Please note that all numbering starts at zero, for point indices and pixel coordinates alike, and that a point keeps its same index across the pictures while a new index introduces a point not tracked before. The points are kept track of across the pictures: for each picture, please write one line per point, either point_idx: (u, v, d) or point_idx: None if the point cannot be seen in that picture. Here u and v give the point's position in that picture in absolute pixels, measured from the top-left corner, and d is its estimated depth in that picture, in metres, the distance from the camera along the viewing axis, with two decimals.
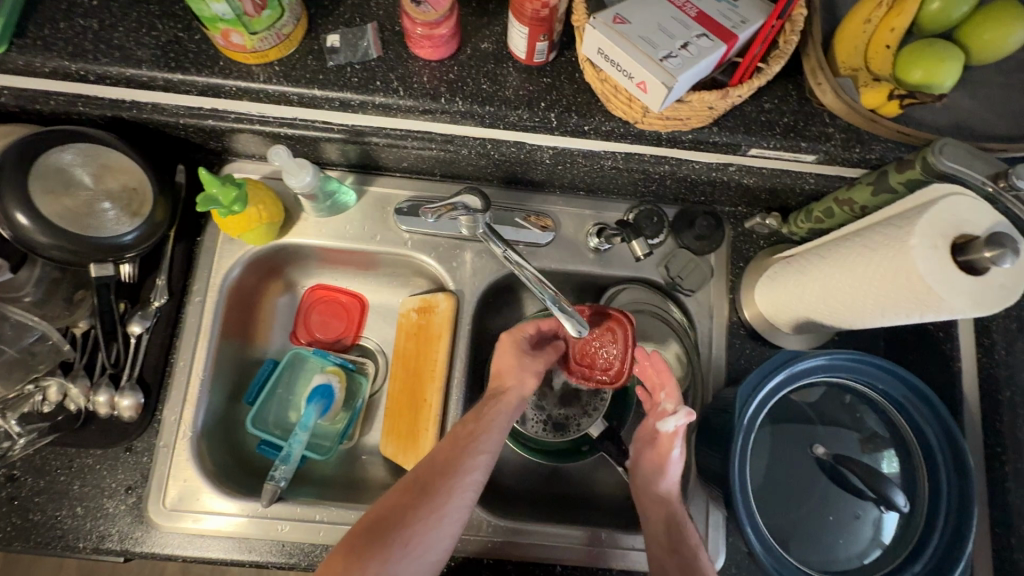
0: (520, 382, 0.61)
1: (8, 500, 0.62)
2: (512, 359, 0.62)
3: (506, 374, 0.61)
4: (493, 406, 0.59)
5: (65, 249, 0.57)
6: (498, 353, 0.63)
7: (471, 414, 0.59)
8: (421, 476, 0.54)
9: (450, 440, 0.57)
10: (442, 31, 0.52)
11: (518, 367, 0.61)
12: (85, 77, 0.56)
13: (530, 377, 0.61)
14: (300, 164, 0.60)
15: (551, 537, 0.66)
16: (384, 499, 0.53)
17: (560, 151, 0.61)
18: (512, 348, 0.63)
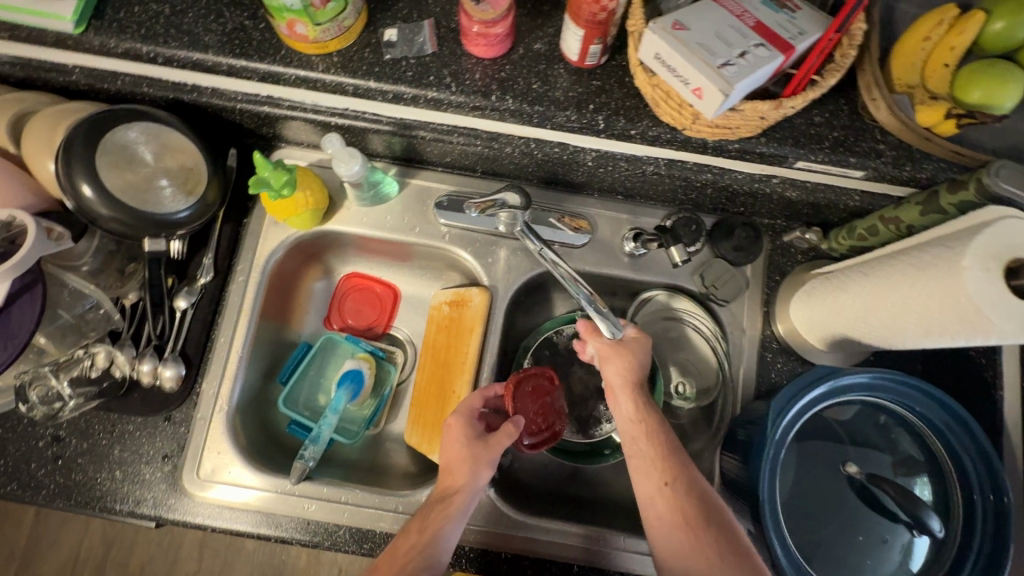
0: (470, 476, 0.57)
1: (53, 458, 0.65)
2: (460, 452, 0.58)
3: (456, 470, 0.58)
4: (438, 516, 0.56)
5: (123, 223, 0.59)
6: (445, 447, 0.60)
7: (416, 523, 0.57)
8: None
9: (392, 559, 0.54)
10: (498, 30, 0.53)
11: (469, 463, 0.58)
12: (154, 59, 0.59)
13: (483, 470, 0.58)
14: (351, 153, 0.62)
15: (570, 537, 0.66)
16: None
17: (603, 154, 0.62)
18: (461, 436, 0.59)
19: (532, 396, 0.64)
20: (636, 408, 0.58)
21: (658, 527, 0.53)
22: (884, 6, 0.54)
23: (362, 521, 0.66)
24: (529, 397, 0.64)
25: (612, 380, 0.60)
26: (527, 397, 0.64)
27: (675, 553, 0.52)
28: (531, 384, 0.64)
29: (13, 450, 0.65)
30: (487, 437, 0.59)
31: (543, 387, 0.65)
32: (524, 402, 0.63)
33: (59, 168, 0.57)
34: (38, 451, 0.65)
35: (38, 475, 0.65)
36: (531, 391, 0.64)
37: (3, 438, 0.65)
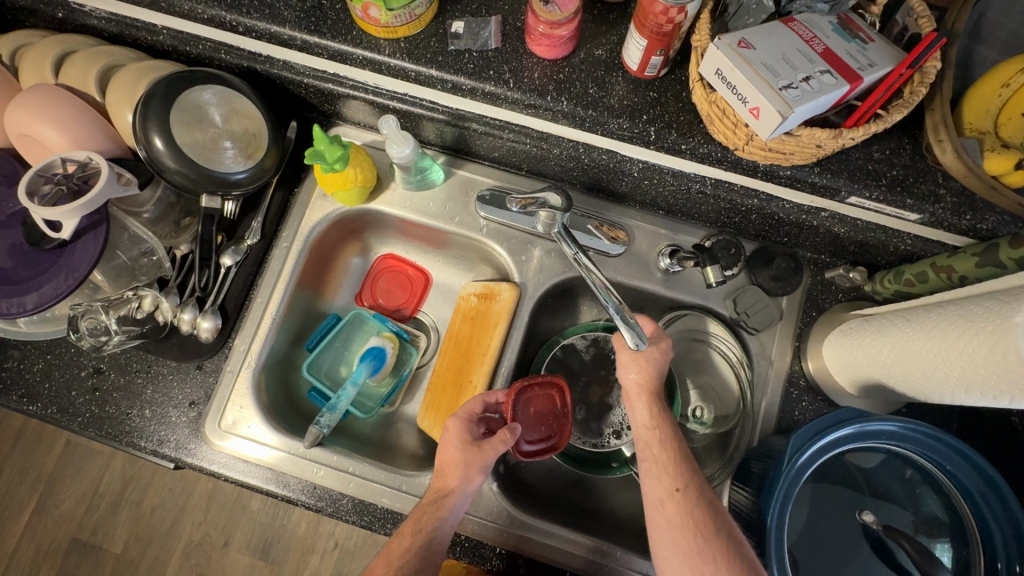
0: (462, 479, 0.57)
1: (91, 389, 0.70)
2: (455, 454, 0.58)
3: (448, 472, 0.58)
4: (431, 515, 0.56)
5: (185, 176, 0.62)
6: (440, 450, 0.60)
7: (409, 525, 0.56)
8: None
9: (388, 555, 0.54)
10: (562, 32, 0.53)
11: (461, 465, 0.58)
12: (235, 27, 0.62)
13: (475, 475, 0.58)
14: (404, 136, 0.64)
15: (567, 543, 0.66)
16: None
17: (650, 166, 0.62)
18: (457, 437, 0.59)
19: (539, 405, 0.64)
20: (651, 411, 0.59)
21: (666, 528, 0.51)
22: (963, 48, 0.53)
23: (366, 494, 0.67)
24: (533, 404, 0.64)
25: (632, 384, 0.60)
26: (532, 405, 0.64)
27: (682, 556, 0.50)
28: (536, 393, 0.64)
29: (57, 376, 0.70)
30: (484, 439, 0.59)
31: (550, 397, 0.64)
32: (527, 409, 0.63)
33: (137, 119, 0.60)
34: (79, 380, 0.70)
35: (76, 402, 0.69)
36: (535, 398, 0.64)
37: (51, 363, 0.70)
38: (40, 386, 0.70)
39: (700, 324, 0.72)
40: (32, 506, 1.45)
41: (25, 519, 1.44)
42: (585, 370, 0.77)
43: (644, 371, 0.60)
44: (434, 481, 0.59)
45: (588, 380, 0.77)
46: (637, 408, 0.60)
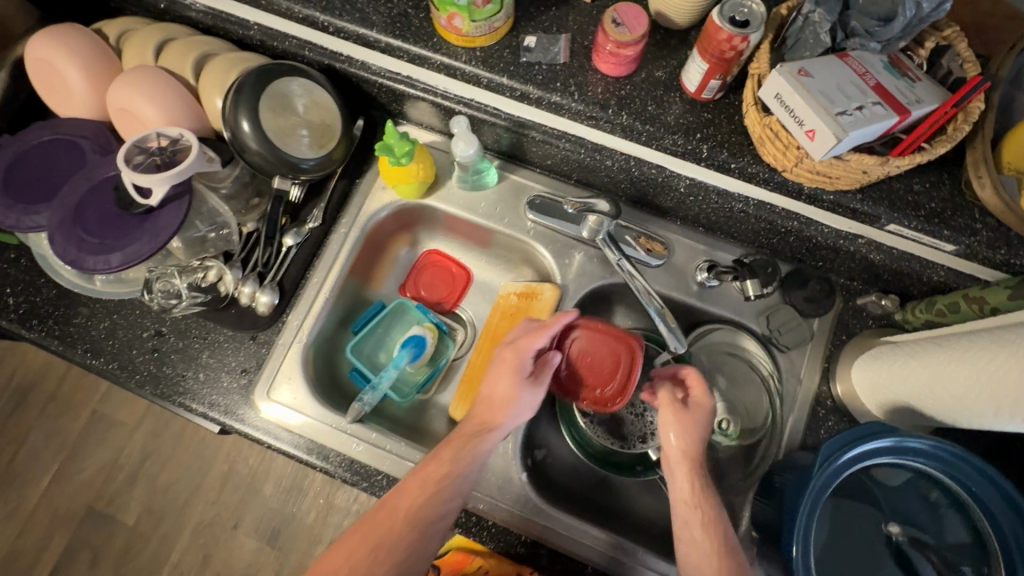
0: (511, 415, 0.62)
1: (151, 349, 0.74)
2: (508, 391, 0.62)
3: (497, 407, 0.62)
4: (443, 480, 0.57)
5: (263, 157, 0.68)
6: (496, 382, 0.63)
7: (417, 480, 0.57)
8: (353, 549, 0.53)
9: (392, 508, 0.56)
10: (628, 52, 0.58)
11: (512, 399, 0.62)
12: (325, 27, 0.67)
13: (519, 413, 0.62)
14: (471, 138, 0.68)
15: (587, 536, 0.68)
16: (332, 558, 0.53)
17: (697, 183, 0.66)
18: (512, 371, 0.63)
19: (601, 346, 0.69)
20: (692, 482, 0.58)
21: None
22: (1005, 94, 0.56)
23: (401, 472, 0.70)
24: (593, 353, 0.69)
25: (672, 450, 0.60)
26: (591, 346, 0.69)
27: None
28: (592, 332, 0.70)
29: (121, 335, 0.74)
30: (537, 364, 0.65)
31: (611, 344, 0.69)
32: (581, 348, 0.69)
33: (229, 102, 0.66)
34: (140, 340, 0.74)
35: (135, 361, 0.74)
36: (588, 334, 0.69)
37: (116, 322, 0.75)
38: (104, 342, 0.74)
39: (733, 339, 0.75)
40: (53, 472, 1.49)
41: (45, 484, 1.48)
42: None
43: (686, 435, 0.60)
44: (480, 408, 0.63)
45: None
46: (678, 479, 0.59)
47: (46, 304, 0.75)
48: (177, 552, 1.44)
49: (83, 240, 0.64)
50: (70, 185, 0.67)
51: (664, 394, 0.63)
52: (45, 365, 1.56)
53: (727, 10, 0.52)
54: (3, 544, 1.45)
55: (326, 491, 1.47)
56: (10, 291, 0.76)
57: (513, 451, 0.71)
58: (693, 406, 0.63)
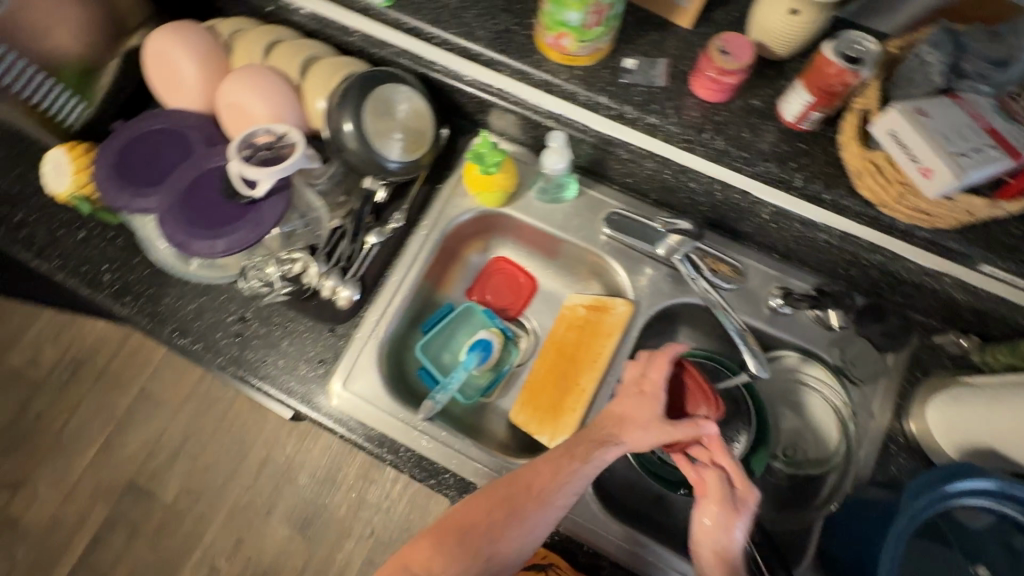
0: (637, 437, 0.61)
1: (235, 333, 0.77)
2: (630, 410, 0.63)
3: (628, 427, 0.62)
4: (559, 483, 0.60)
5: (359, 157, 0.71)
6: (626, 401, 0.64)
7: (541, 474, 0.61)
8: (476, 513, 0.60)
9: (513, 494, 0.60)
10: (729, 80, 0.60)
11: (642, 428, 0.62)
12: (431, 39, 0.70)
13: (643, 441, 0.61)
14: (563, 153, 0.69)
15: (608, 529, 0.70)
16: (455, 515, 0.61)
17: (780, 212, 0.67)
18: (653, 404, 0.63)
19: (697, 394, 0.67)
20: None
21: None
22: None
23: (468, 472, 0.72)
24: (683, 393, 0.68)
25: (701, 545, 0.57)
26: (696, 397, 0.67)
27: None
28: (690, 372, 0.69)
29: (207, 317, 0.78)
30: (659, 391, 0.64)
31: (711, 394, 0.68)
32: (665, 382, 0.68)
33: (335, 104, 0.70)
34: (225, 323, 0.77)
35: (219, 343, 0.77)
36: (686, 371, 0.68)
37: (203, 304, 0.78)
38: (191, 323, 0.78)
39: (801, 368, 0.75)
40: (99, 444, 1.54)
41: (91, 455, 1.53)
42: None
43: (717, 527, 0.57)
44: (605, 421, 0.64)
45: None
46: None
47: (139, 282, 0.79)
48: (211, 533, 1.47)
49: (192, 226, 0.68)
50: (180, 172, 0.70)
51: (711, 479, 0.59)
52: (99, 340, 1.61)
53: (840, 45, 0.53)
54: (47, 510, 1.50)
55: (359, 485, 1.50)
56: (107, 267, 0.80)
57: None
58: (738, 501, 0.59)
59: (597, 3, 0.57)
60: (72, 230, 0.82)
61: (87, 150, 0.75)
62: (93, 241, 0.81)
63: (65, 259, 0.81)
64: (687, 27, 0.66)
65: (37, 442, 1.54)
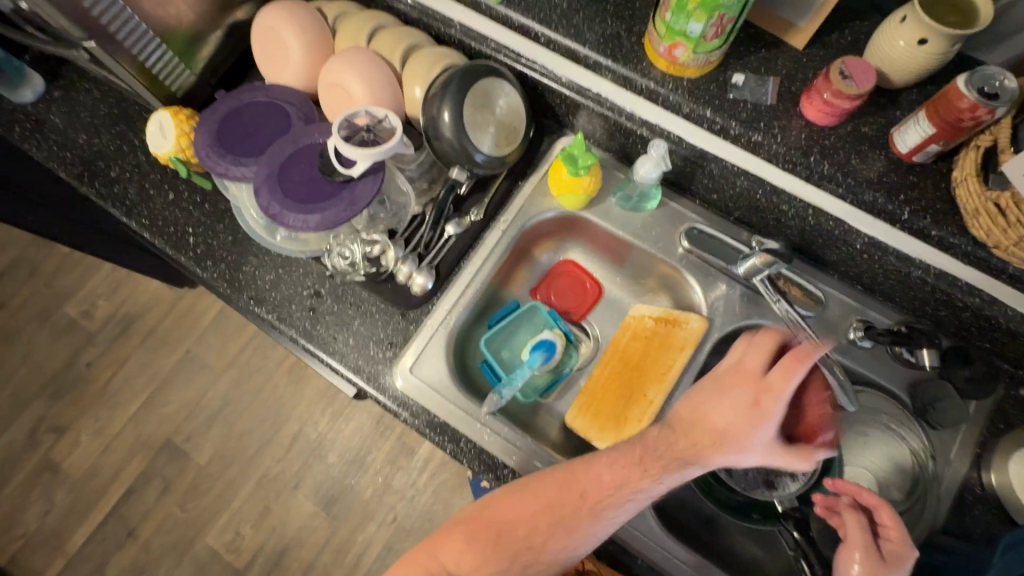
0: (733, 453, 0.57)
1: (308, 307, 0.78)
2: (735, 425, 0.58)
3: (728, 441, 0.57)
4: (620, 492, 0.59)
5: (452, 146, 0.71)
6: (723, 410, 0.59)
7: (598, 489, 0.60)
8: (516, 513, 0.61)
9: (562, 499, 0.60)
10: (846, 104, 0.59)
11: (746, 433, 0.57)
12: (537, 37, 0.71)
13: (743, 457, 0.57)
14: (659, 162, 0.68)
15: (669, 549, 0.69)
16: (485, 514, 0.63)
17: (875, 243, 0.65)
18: (738, 403, 0.58)
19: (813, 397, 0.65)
20: None
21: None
22: None
23: (527, 469, 0.72)
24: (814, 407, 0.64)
25: None
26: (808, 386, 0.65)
27: None
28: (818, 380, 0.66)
29: (284, 289, 0.79)
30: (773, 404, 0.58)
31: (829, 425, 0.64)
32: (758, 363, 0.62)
33: (436, 93, 0.71)
34: (300, 297, 0.79)
35: (293, 315, 0.78)
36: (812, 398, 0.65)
37: (281, 276, 0.80)
38: (268, 293, 0.79)
39: (877, 403, 0.73)
40: (142, 400, 1.58)
41: (133, 410, 1.58)
42: None
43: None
44: (696, 431, 0.58)
45: None
46: None
47: (222, 248, 0.82)
48: (239, 499, 1.50)
49: (288, 199, 0.70)
50: (278, 145, 0.72)
51: (854, 529, 0.58)
52: (151, 300, 1.66)
53: (976, 80, 0.52)
54: (87, 458, 1.55)
55: (386, 471, 1.51)
56: (192, 230, 0.83)
57: None
58: (887, 556, 0.56)
59: (722, 17, 0.56)
60: (162, 191, 0.84)
61: (190, 116, 0.77)
62: (181, 204, 0.84)
63: (153, 219, 0.83)
64: (800, 46, 0.65)
65: (85, 391, 1.60)
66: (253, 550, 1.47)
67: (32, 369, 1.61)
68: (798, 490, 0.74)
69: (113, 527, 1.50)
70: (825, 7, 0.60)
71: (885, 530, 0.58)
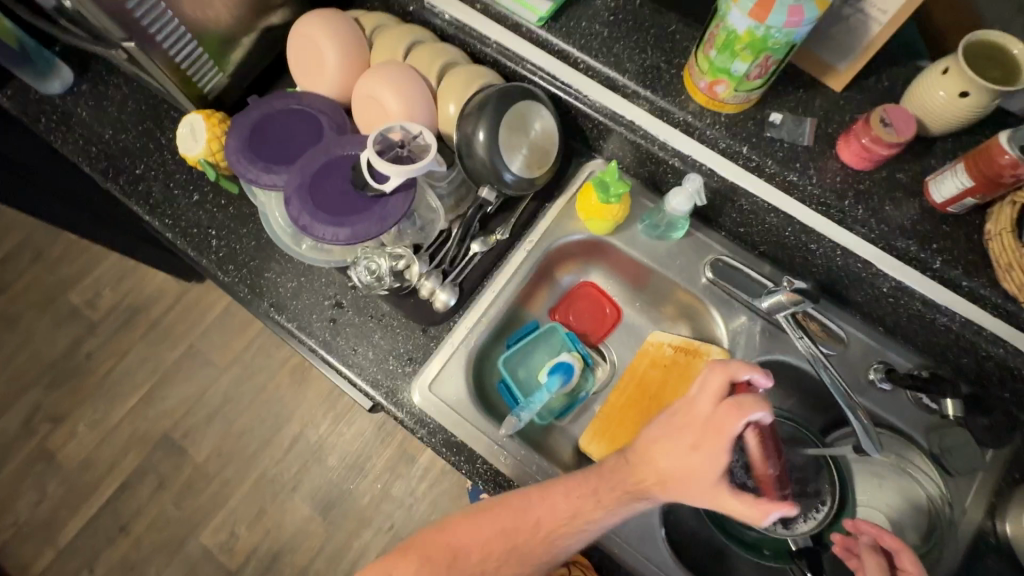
0: (677, 492, 0.54)
1: (329, 318, 0.78)
2: (691, 466, 0.54)
3: (669, 478, 0.55)
4: (576, 527, 0.59)
5: (485, 165, 0.71)
6: (679, 456, 0.54)
7: (553, 519, 0.59)
8: (472, 538, 0.62)
9: (517, 530, 0.60)
10: (883, 152, 0.59)
11: (688, 477, 0.54)
12: (576, 63, 0.71)
13: (691, 495, 0.54)
14: (690, 198, 0.69)
15: None
16: (445, 539, 0.63)
17: (902, 287, 0.65)
18: (682, 435, 0.55)
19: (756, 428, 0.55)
20: None
21: None
22: None
23: None
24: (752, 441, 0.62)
25: None
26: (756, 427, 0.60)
27: None
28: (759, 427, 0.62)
29: (305, 297, 0.79)
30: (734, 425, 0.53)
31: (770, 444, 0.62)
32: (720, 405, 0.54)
33: (472, 112, 0.71)
34: (321, 306, 0.78)
35: (313, 325, 0.78)
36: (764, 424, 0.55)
37: (303, 284, 0.79)
38: (289, 300, 0.79)
39: (898, 450, 0.73)
40: (142, 393, 1.57)
41: (132, 403, 1.56)
42: None
43: None
44: (638, 464, 0.57)
45: None
46: None
47: (244, 253, 0.81)
48: (235, 499, 1.49)
49: (319, 210, 0.70)
50: (310, 155, 0.72)
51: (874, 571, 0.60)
52: (157, 292, 1.64)
53: (1017, 139, 0.53)
54: (83, 449, 1.53)
55: (385, 478, 1.50)
56: (214, 233, 0.82)
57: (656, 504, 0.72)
58: None
59: (767, 58, 0.56)
60: (187, 192, 0.84)
61: (222, 119, 0.77)
62: (206, 206, 0.83)
63: (176, 219, 0.83)
64: (838, 89, 0.65)
65: (84, 381, 1.58)
66: (247, 552, 1.46)
67: (32, 356, 1.59)
68: (810, 531, 0.71)
69: (106, 521, 1.48)
70: (867, 53, 0.60)
71: (904, 574, 0.61)
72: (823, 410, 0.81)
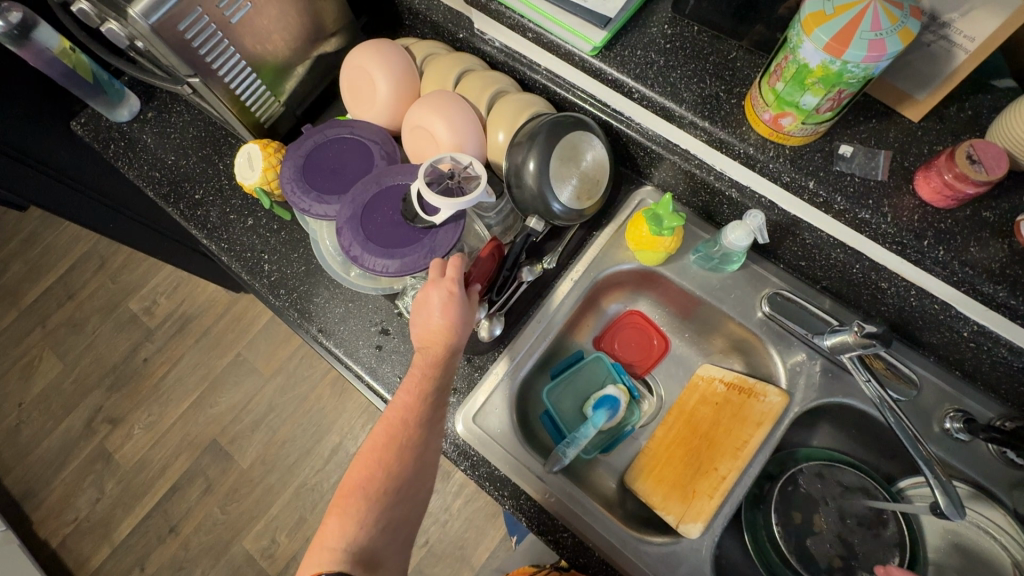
0: (464, 327, 0.63)
1: (375, 345, 0.79)
2: (453, 317, 0.62)
3: (454, 331, 0.62)
4: (420, 411, 0.60)
5: (533, 195, 0.70)
6: (438, 311, 0.62)
7: (402, 416, 0.60)
8: (365, 477, 0.58)
9: (395, 440, 0.59)
10: (967, 189, 0.54)
11: (442, 306, 0.62)
12: (629, 93, 0.69)
13: (460, 316, 0.62)
14: (751, 233, 0.67)
15: None
16: (351, 482, 0.58)
17: (986, 331, 0.61)
18: (454, 292, 0.62)
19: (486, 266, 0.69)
20: None
21: None
22: None
23: (588, 534, 0.69)
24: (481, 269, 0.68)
25: None
26: (484, 254, 0.68)
27: None
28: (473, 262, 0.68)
29: (352, 323, 0.80)
30: (459, 290, 0.62)
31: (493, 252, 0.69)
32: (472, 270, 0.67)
33: (522, 143, 0.69)
34: (368, 333, 0.79)
35: (360, 350, 0.79)
36: (486, 253, 0.68)
37: (350, 310, 0.80)
38: (336, 326, 0.80)
39: (980, 510, 0.67)
40: (192, 399, 1.63)
41: (183, 408, 1.63)
42: (816, 498, 0.75)
43: None
44: (423, 333, 0.63)
45: (820, 516, 0.75)
46: None
47: (294, 278, 0.83)
48: (276, 506, 1.53)
49: (369, 241, 0.70)
50: (362, 185, 0.73)
51: None
52: (208, 301, 1.71)
53: None
54: (137, 450, 1.61)
55: None
56: (267, 257, 0.84)
57: (707, 553, 0.69)
58: None
59: (840, 92, 0.53)
60: (242, 217, 0.86)
61: (278, 148, 0.79)
62: (259, 231, 0.86)
63: (231, 243, 0.85)
64: (916, 119, 0.61)
65: (139, 385, 1.66)
66: (287, 558, 1.50)
67: (94, 360, 1.68)
68: None
69: (155, 522, 1.55)
70: (949, 84, 0.56)
71: None
72: (889, 455, 0.76)
